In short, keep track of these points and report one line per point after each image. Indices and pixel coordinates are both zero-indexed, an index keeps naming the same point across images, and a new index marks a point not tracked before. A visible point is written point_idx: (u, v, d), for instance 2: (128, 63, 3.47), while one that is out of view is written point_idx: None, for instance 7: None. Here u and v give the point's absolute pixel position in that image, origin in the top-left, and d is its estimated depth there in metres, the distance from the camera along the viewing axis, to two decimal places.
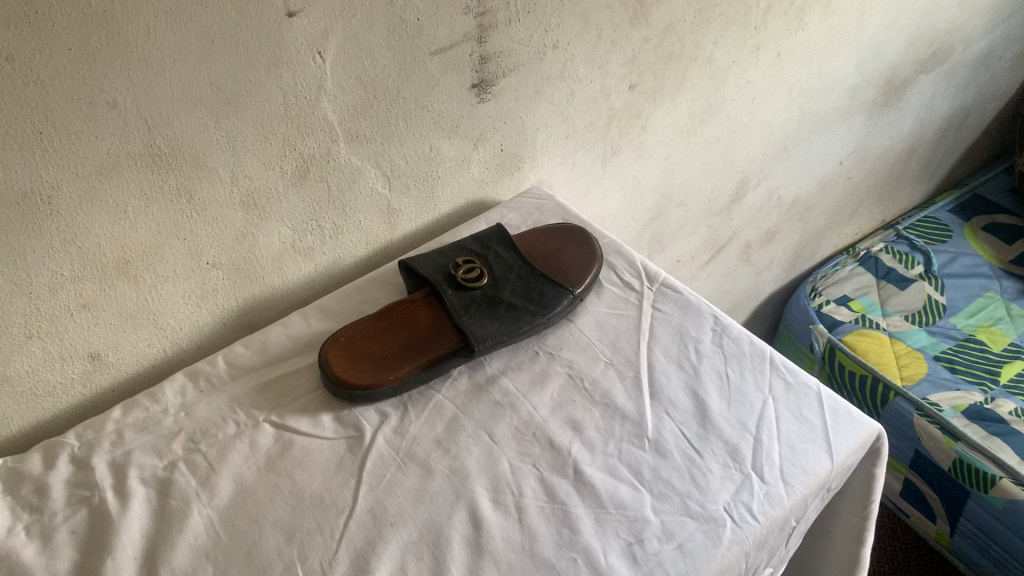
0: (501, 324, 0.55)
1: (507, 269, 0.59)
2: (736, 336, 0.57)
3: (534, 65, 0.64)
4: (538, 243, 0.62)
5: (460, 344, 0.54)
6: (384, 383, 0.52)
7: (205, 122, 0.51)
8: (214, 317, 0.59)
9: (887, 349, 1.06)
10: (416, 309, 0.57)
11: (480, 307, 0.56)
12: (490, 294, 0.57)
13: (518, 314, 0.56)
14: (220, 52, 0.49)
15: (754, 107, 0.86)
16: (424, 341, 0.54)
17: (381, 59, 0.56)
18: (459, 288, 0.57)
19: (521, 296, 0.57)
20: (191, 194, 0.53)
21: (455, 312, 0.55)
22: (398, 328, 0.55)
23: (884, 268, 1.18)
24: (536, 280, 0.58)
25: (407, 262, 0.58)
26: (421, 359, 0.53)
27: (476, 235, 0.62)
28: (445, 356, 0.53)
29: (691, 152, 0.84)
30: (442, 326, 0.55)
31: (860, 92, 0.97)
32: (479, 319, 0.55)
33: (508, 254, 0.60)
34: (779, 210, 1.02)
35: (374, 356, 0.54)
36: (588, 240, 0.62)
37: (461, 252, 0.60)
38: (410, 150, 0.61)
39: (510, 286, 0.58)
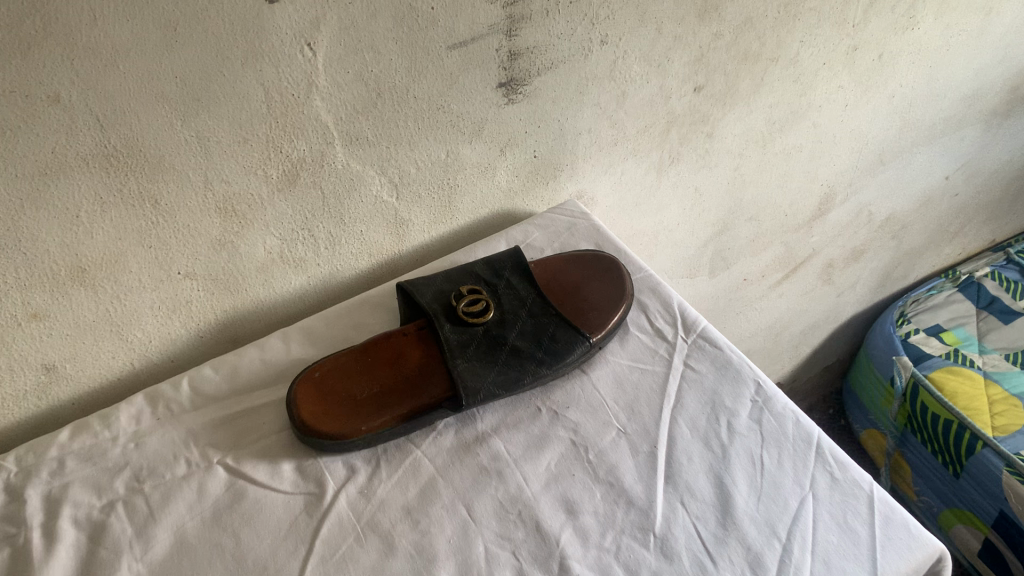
0: (499, 372, 0.47)
1: (518, 304, 0.51)
2: (780, 411, 0.48)
3: (577, 63, 0.55)
4: (560, 274, 0.53)
5: (448, 394, 0.46)
6: (354, 434, 0.45)
7: (170, 121, 0.44)
8: (189, 331, 0.53)
9: (979, 392, 0.94)
10: (406, 344, 0.49)
11: (478, 349, 0.48)
12: (493, 333, 0.49)
13: (522, 361, 0.48)
14: (185, 42, 0.41)
15: (846, 115, 0.75)
16: (409, 386, 0.47)
17: (386, 53, 0.48)
18: (459, 323, 0.49)
19: (529, 339, 0.49)
20: (156, 199, 0.46)
21: (449, 354, 0.48)
22: (383, 365, 0.48)
23: (987, 297, 1.04)
24: (550, 320, 0.50)
25: (405, 288, 0.51)
26: (402, 408, 0.46)
27: (491, 258, 0.54)
28: (429, 408, 0.46)
29: (767, 163, 0.73)
30: (431, 369, 0.48)
31: (977, 101, 0.84)
32: (475, 365, 0.47)
33: (522, 284, 0.52)
34: (869, 228, 0.90)
35: (348, 398, 0.46)
36: (619, 273, 0.53)
37: (469, 278, 0.52)
38: (421, 155, 0.54)
39: (517, 325, 0.50)
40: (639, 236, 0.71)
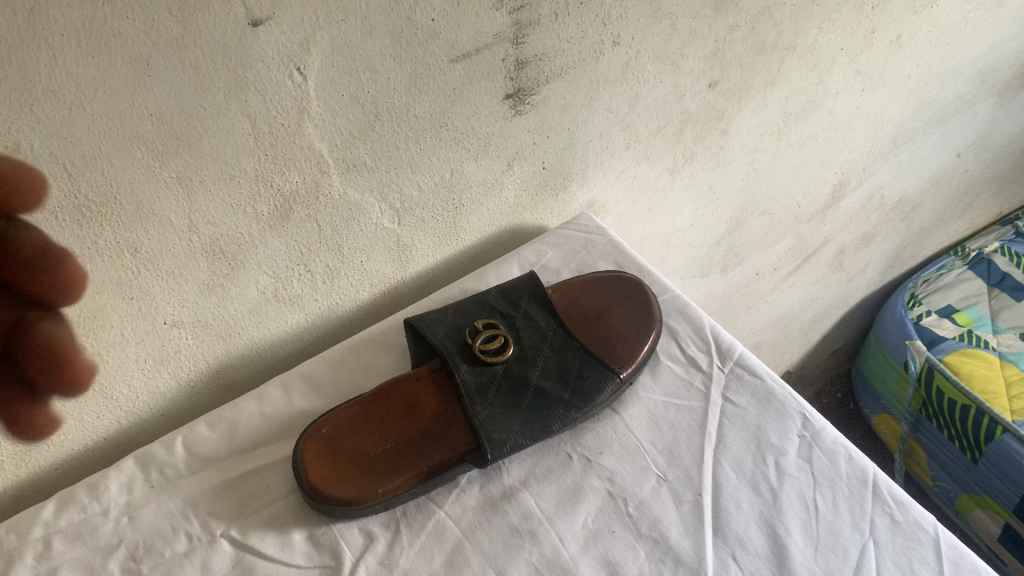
0: (525, 419, 0.43)
1: (539, 338, 0.47)
2: (830, 447, 0.44)
3: (587, 67, 0.51)
4: (581, 301, 0.49)
5: (471, 446, 0.42)
6: (371, 499, 0.40)
7: (147, 163, 0.38)
8: (179, 380, 0.48)
9: (995, 374, 0.91)
10: (420, 390, 0.45)
11: (500, 392, 0.44)
12: (515, 373, 0.45)
13: (549, 405, 0.44)
14: (160, 77, 0.36)
15: (862, 100, 0.70)
16: (427, 439, 0.42)
17: (384, 71, 0.43)
18: (477, 363, 0.45)
19: (554, 378, 0.45)
20: (136, 247, 0.41)
21: (468, 400, 0.43)
22: (396, 417, 0.44)
23: (998, 273, 1.01)
24: (575, 354, 0.46)
25: (415, 327, 0.46)
26: (421, 465, 0.41)
27: (505, 285, 0.50)
28: (451, 463, 0.42)
29: (783, 155, 0.69)
30: (450, 418, 0.43)
31: (991, 75, 0.81)
32: (498, 412, 0.43)
33: (542, 315, 0.48)
34: (881, 211, 0.86)
35: (361, 456, 0.42)
36: (645, 297, 0.49)
37: (484, 311, 0.48)
38: (424, 177, 0.49)
39: (540, 362, 0.45)
40: (651, 240, 0.67)
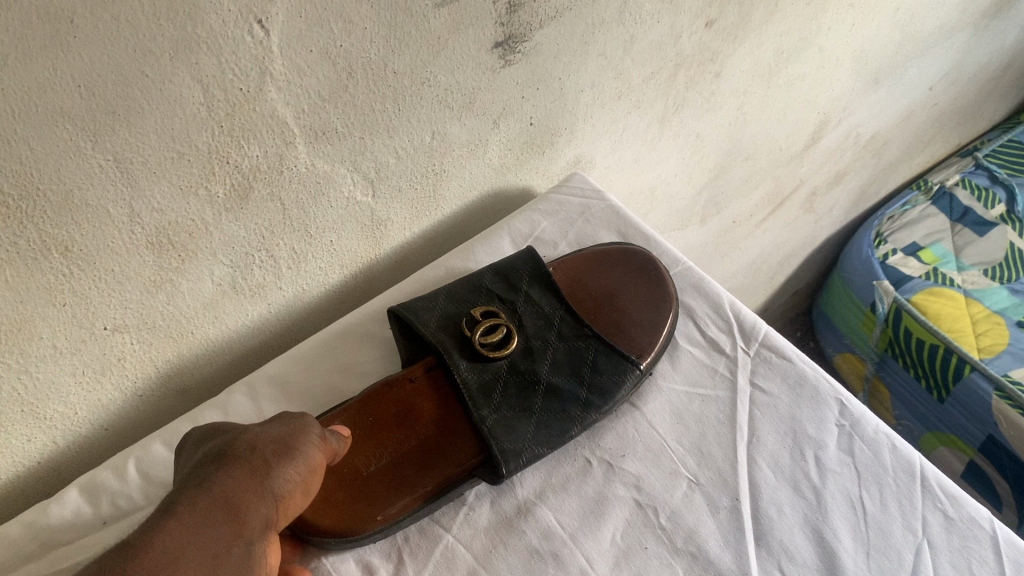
0: (537, 424, 0.38)
1: (544, 326, 0.41)
2: (871, 437, 0.40)
3: (583, 9, 0.44)
4: (588, 284, 0.45)
5: (479, 460, 0.37)
6: (368, 529, 0.34)
7: (76, 144, 0.31)
8: (123, 392, 0.41)
9: (963, 312, 0.90)
10: (414, 394, 0.39)
11: (506, 393, 0.38)
12: (522, 369, 0.39)
13: (563, 405, 0.38)
14: (89, 37, 0.28)
15: (852, 34, 0.65)
16: (429, 453, 0.37)
17: (360, 21, 0.35)
18: (477, 359, 0.39)
19: (566, 373, 0.40)
20: (69, 245, 0.33)
21: (472, 405, 0.37)
22: (390, 427, 0.38)
23: (960, 208, 1.00)
24: (587, 344, 0.41)
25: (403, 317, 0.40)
26: (424, 486, 0.36)
27: (500, 262, 0.44)
28: (460, 480, 0.36)
29: (771, 96, 0.64)
30: (453, 427, 0.38)
31: (972, 4, 0.77)
32: (508, 416, 0.37)
33: (546, 299, 0.42)
34: (854, 148, 0.83)
35: (351, 476, 0.36)
36: (658, 275, 0.45)
37: (480, 297, 0.43)
38: (402, 142, 0.42)
39: (549, 355, 0.40)
40: (636, 194, 0.61)
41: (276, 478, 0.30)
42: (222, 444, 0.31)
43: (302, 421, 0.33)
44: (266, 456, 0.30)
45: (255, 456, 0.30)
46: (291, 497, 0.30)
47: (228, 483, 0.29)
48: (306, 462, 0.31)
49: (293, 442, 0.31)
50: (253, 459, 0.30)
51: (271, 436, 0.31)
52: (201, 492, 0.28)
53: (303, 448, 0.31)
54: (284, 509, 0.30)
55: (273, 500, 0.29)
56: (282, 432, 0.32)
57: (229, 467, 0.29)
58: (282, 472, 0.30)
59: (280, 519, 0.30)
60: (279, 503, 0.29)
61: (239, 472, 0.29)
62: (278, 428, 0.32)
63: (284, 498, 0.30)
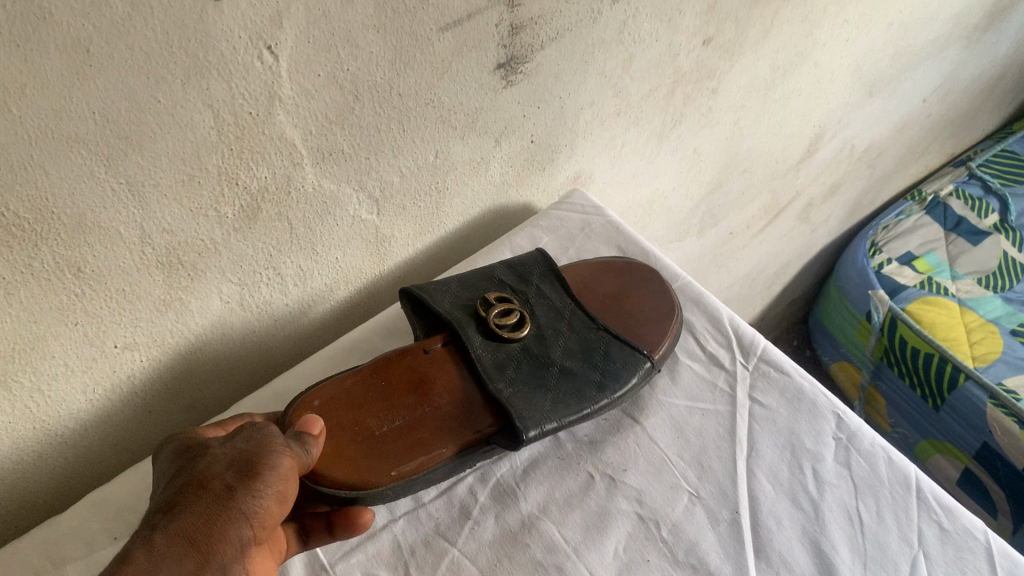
0: (553, 398, 0.38)
1: (556, 317, 0.43)
2: (868, 450, 0.41)
3: (583, 30, 0.45)
4: (594, 283, 0.46)
5: (497, 428, 0.37)
6: (382, 482, 0.33)
7: (90, 169, 0.31)
8: (136, 411, 0.42)
9: (957, 321, 0.91)
10: (426, 363, 0.39)
11: (521, 370, 0.39)
12: (536, 351, 0.40)
13: (579, 385, 0.39)
14: (104, 65, 0.29)
15: (846, 50, 0.66)
16: (444, 419, 0.36)
17: (367, 45, 0.36)
18: (492, 337, 0.40)
19: (578, 358, 0.41)
20: (81, 266, 0.34)
21: (487, 376, 0.38)
22: (403, 392, 0.37)
23: (953, 218, 1.02)
24: (598, 335, 0.42)
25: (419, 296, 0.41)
26: (441, 447, 0.35)
27: (510, 261, 0.46)
28: (477, 446, 0.36)
29: (768, 110, 0.65)
30: (469, 398, 0.38)
31: (964, 18, 0.78)
32: (524, 391, 0.38)
33: (556, 294, 0.44)
34: (849, 160, 0.84)
35: (365, 434, 0.35)
36: (659, 282, 0.47)
37: (492, 286, 0.44)
38: (407, 161, 0.43)
39: (562, 342, 0.41)
40: (634, 208, 0.62)
41: (242, 500, 0.28)
42: (187, 469, 0.30)
43: (266, 433, 0.31)
44: (229, 479, 0.29)
45: (217, 481, 0.28)
46: (268, 512, 0.29)
47: (192, 513, 0.27)
48: (277, 474, 0.29)
49: (258, 458, 0.29)
50: (215, 484, 0.28)
51: (237, 452, 0.30)
52: (159, 531, 0.27)
53: (269, 460, 0.29)
54: (260, 526, 0.28)
55: (245, 521, 0.28)
56: (247, 448, 0.30)
57: (190, 499, 0.28)
58: (247, 491, 0.28)
59: (259, 534, 0.28)
60: (252, 521, 0.28)
61: (200, 502, 0.28)
62: (242, 444, 0.30)
63: (257, 516, 0.28)
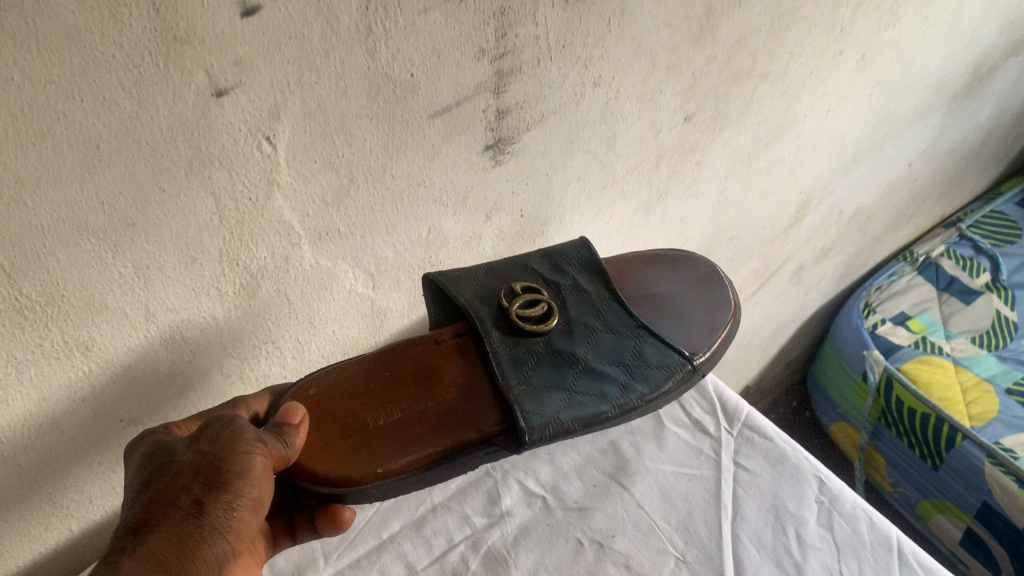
0: (566, 399, 0.41)
1: (589, 315, 0.45)
2: (849, 512, 0.42)
3: (568, 112, 0.47)
4: (634, 281, 0.49)
5: (501, 428, 0.39)
6: (367, 479, 0.35)
7: (98, 254, 0.33)
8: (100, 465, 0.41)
9: (952, 381, 0.91)
10: (439, 356, 0.41)
11: (541, 367, 0.42)
12: (561, 349, 0.43)
13: (600, 387, 0.42)
14: (112, 160, 0.31)
15: (827, 121, 0.69)
16: (444, 415, 0.38)
17: (360, 133, 0.39)
18: (517, 329, 0.43)
19: (606, 358, 0.43)
20: (88, 344, 0.36)
21: (504, 374, 0.41)
22: (410, 385, 0.39)
23: (946, 278, 1.04)
24: (635, 334, 0.45)
25: (452, 281, 0.44)
26: (436, 444, 0.37)
27: (547, 249, 0.49)
28: (476, 444, 0.38)
29: (752, 180, 0.67)
30: (478, 395, 0.40)
31: (943, 87, 0.81)
32: (538, 389, 0.41)
33: (594, 289, 0.47)
34: (838, 224, 0.86)
35: (360, 427, 0.37)
36: (717, 285, 0.50)
37: (523, 275, 0.47)
38: (400, 238, 0.45)
39: (588, 340, 0.44)
40: None
41: (213, 516, 0.30)
42: (153, 475, 0.31)
43: (233, 432, 0.32)
44: (198, 493, 0.30)
45: (185, 498, 0.30)
46: (240, 521, 0.31)
47: (166, 535, 0.29)
48: (249, 482, 0.31)
49: (225, 467, 0.30)
50: (183, 501, 0.30)
51: (208, 457, 0.31)
52: (127, 558, 0.28)
53: (237, 467, 0.31)
54: (234, 535, 0.31)
55: (219, 535, 0.30)
56: (217, 453, 0.31)
57: (160, 519, 0.29)
58: (219, 507, 0.30)
59: (234, 541, 0.31)
60: (226, 534, 0.31)
61: (170, 522, 0.30)
62: (208, 448, 0.31)
63: (231, 528, 0.31)
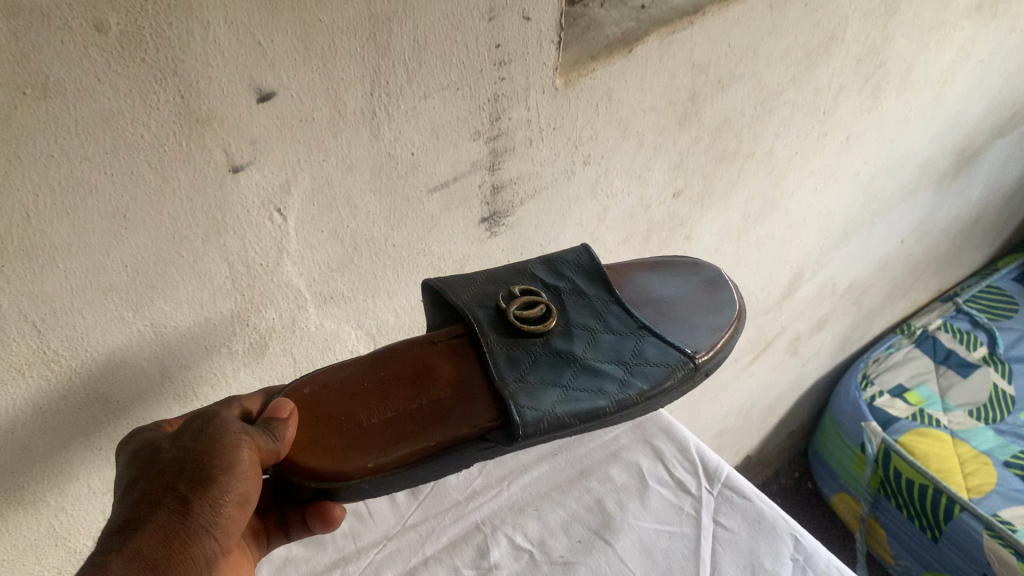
0: (563, 396, 0.39)
1: (589, 315, 0.43)
2: (824, 570, 0.43)
3: (560, 187, 0.51)
4: (638, 283, 0.47)
5: (496, 424, 0.37)
6: (357, 474, 0.34)
7: (120, 314, 0.36)
8: (10, 497, 0.38)
9: (950, 453, 0.92)
10: (435, 355, 0.40)
11: (539, 367, 0.40)
12: (560, 349, 0.41)
13: (600, 384, 0.40)
14: (137, 228, 0.34)
15: (814, 198, 0.72)
16: (435, 411, 0.37)
17: (364, 205, 0.42)
18: (514, 331, 0.41)
19: (605, 357, 0.41)
20: (107, 397, 0.39)
21: (498, 371, 0.39)
22: (402, 383, 0.38)
23: (943, 351, 1.06)
24: (636, 334, 0.42)
25: (444, 287, 0.42)
26: (427, 439, 0.36)
27: (549, 254, 0.47)
28: (470, 440, 0.36)
29: (743, 254, 0.70)
30: (471, 391, 0.38)
31: (930, 166, 0.84)
32: (534, 386, 0.39)
33: (594, 290, 0.44)
34: (833, 297, 0.88)
35: (350, 425, 0.36)
36: (721, 286, 0.47)
37: (522, 279, 0.44)
38: (400, 303, 0.48)
39: (587, 340, 0.42)
40: None
41: (200, 514, 0.29)
42: (139, 475, 0.30)
43: (219, 425, 0.31)
44: (183, 489, 0.29)
45: (172, 494, 0.29)
46: (227, 517, 0.30)
47: (153, 531, 0.28)
48: (239, 477, 0.30)
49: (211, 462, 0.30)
50: (169, 499, 0.29)
51: (194, 451, 0.30)
52: (114, 557, 0.27)
53: (224, 460, 0.30)
54: (222, 534, 0.30)
55: (207, 534, 0.29)
56: (203, 447, 0.30)
57: (147, 517, 0.29)
58: (205, 502, 0.29)
59: (222, 541, 0.30)
60: (213, 532, 0.30)
61: (157, 519, 0.29)
62: (191, 445, 0.30)
63: (218, 526, 0.30)
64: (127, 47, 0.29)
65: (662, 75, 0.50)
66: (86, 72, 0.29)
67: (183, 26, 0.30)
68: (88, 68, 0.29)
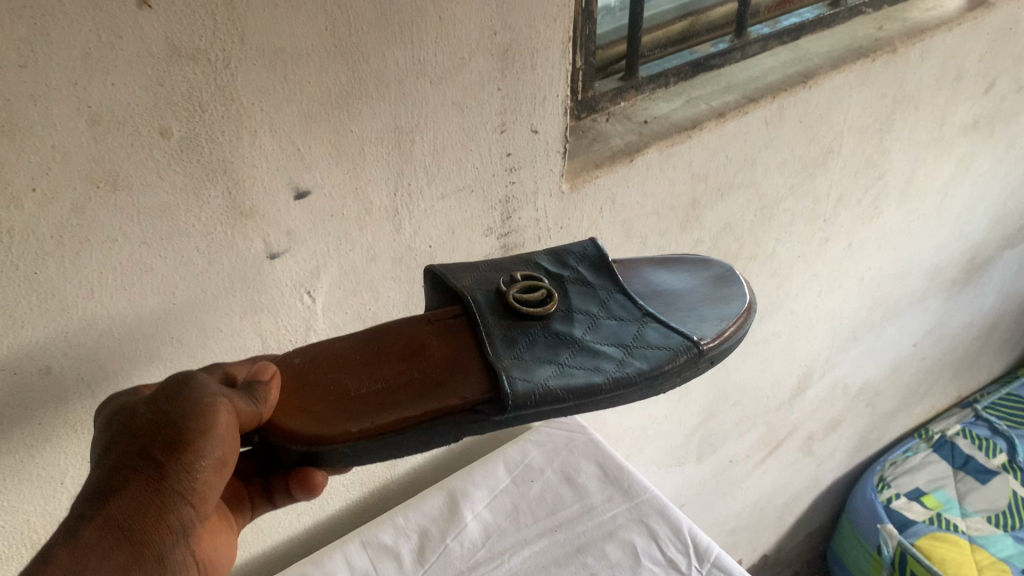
0: (558, 370, 0.40)
1: (588, 305, 0.45)
2: None
3: None
4: (644, 278, 0.49)
5: (485, 396, 0.38)
6: (336, 437, 0.36)
7: None
8: None
9: (968, 557, 0.93)
10: (427, 333, 0.41)
11: (536, 348, 0.42)
12: (557, 330, 0.43)
13: (596, 362, 0.41)
14: (184, 304, 0.39)
15: (820, 300, 0.76)
16: (425, 383, 0.39)
17: (385, 290, 0.47)
18: (514, 313, 0.43)
19: (604, 339, 0.43)
20: None
21: (494, 351, 0.41)
22: (396, 358, 0.40)
23: (961, 456, 1.06)
24: (639, 323, 0.44)
25: (447, 272, 0.44)
26: (415, 409, 0.37)
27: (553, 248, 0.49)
28: (459, 410, 0.38)
29: (750, 352, 0.73)
30: (463, 366, 0.40)
31: (938, 273, 0.87)
32: (529, 363, 0.41)
33: (599, 279, 0.46)
34: (845, 397, 0.91)
35: (340, 393, 0.38)
36: (733, 279, 0.49)
37: (527, 267, 0.46)
38: None
39: (587, 325, 0.44)
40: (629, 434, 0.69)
41: (176, 480, 0.30)
42: (114, 436, 0.31)
43: (195, 387, 0.32)
44: (158, 454, 0.30)
45: (148, 459, 0.30)
46: (205, 483, 0.31)
47: (128, 497, 0.29)
48: (216, 443, 0.31)
49: (187, 427, 0.30)
50: (145, 464, 0.30)
51: (170, 412, 0.31)
52: (88, 524, 0.28)
53: (200, 424, 0.31)
54: (199, 498, 0.31)
55: (185, 500, 0.30)
56: (178, 411, 0.31)
57: (121, 485, 0.29)
58: (181, 469, 0.30)
59: (200, 506, 0.31)
60: (190, 498, 0.31)
61: (133, 487, 0.29)
62: (166, 406, 0.31)
63: (194, 491, 0.31)
64: (186, 150, 0.35)
65: (663, 182, 0.55)
66: (149, 169, 0.35)
67: (233, 134, 0.36)
68: (152, 165, 0.35)
